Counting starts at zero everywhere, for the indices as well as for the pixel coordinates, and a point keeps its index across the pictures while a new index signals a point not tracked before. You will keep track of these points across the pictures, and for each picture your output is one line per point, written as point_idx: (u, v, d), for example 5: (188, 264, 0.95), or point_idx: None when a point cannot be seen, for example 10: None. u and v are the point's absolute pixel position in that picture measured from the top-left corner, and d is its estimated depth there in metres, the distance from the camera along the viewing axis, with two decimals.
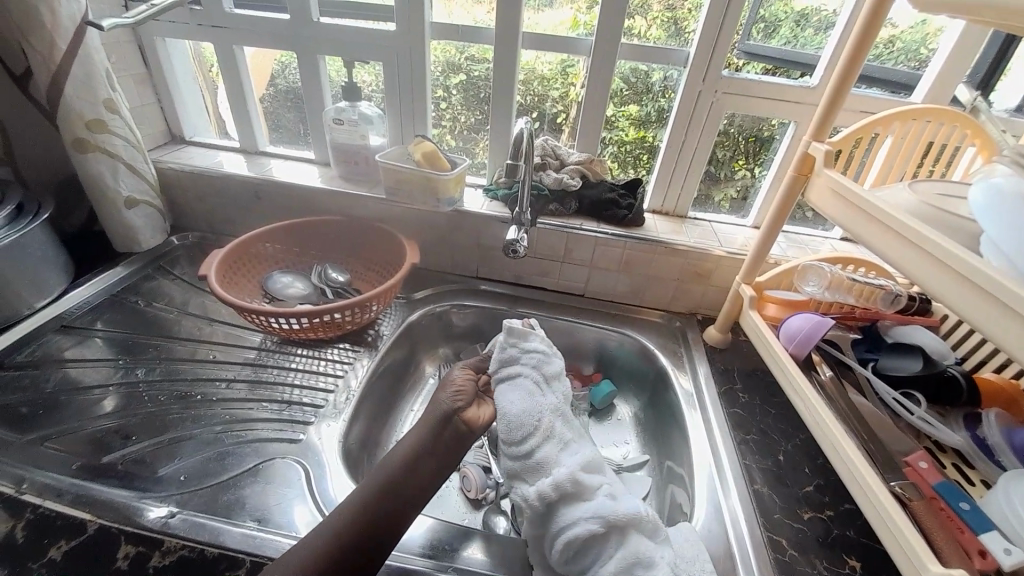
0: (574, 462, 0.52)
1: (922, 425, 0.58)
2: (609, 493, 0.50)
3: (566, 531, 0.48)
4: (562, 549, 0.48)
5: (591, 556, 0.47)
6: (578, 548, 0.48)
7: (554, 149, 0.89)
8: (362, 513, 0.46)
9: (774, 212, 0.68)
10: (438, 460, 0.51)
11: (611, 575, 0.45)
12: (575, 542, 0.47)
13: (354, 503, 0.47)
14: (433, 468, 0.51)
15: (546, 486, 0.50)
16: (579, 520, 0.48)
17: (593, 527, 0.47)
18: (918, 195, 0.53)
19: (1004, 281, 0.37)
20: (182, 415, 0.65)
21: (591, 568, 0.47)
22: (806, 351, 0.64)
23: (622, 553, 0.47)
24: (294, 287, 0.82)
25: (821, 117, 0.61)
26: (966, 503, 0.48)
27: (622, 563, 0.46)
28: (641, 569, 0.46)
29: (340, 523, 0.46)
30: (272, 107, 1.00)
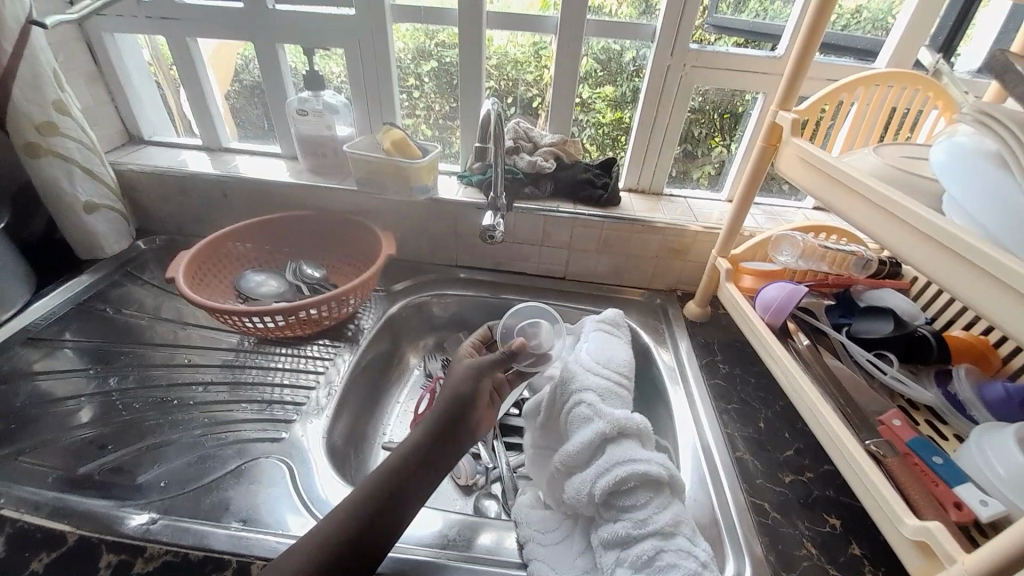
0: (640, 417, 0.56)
1: (894, 384, 0.60)
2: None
3: (625, 465, 0.50)
4: (606, 486, 0.49)
5: (644, 493, 0.48)
6: (630, 490, 0.49)
7: (526, 132, 0.88)
8: (352, 519, 0.45)
9: (746, 184, 0.68)
10: (433, 462, 0.52)
11: (660, 524, 0.46)
12: (631, 479, 0.49)
13: (348, 508, 0.45)
14: (428, 474, 0.51)
15: (609, 422, 0.53)
16: (649, 460, 0.50)
17: (661, 471, 0.49)
18: (884, 158, 0.54)
19: (972, 240, 0.38)
20: (160, 422, 0.63)
21: (631, 508, 0.48)
22: (781, 319, 0.65)
23: (670, 510, 0.47)
24: (268, 285, 0.80)
25: (787, 86, 0.61)
26: (939, 457, 0.50)
27: (673, 516, 0.47)
28: (686, 529, 0.47)
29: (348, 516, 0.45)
30: (237, 104, 0.98)
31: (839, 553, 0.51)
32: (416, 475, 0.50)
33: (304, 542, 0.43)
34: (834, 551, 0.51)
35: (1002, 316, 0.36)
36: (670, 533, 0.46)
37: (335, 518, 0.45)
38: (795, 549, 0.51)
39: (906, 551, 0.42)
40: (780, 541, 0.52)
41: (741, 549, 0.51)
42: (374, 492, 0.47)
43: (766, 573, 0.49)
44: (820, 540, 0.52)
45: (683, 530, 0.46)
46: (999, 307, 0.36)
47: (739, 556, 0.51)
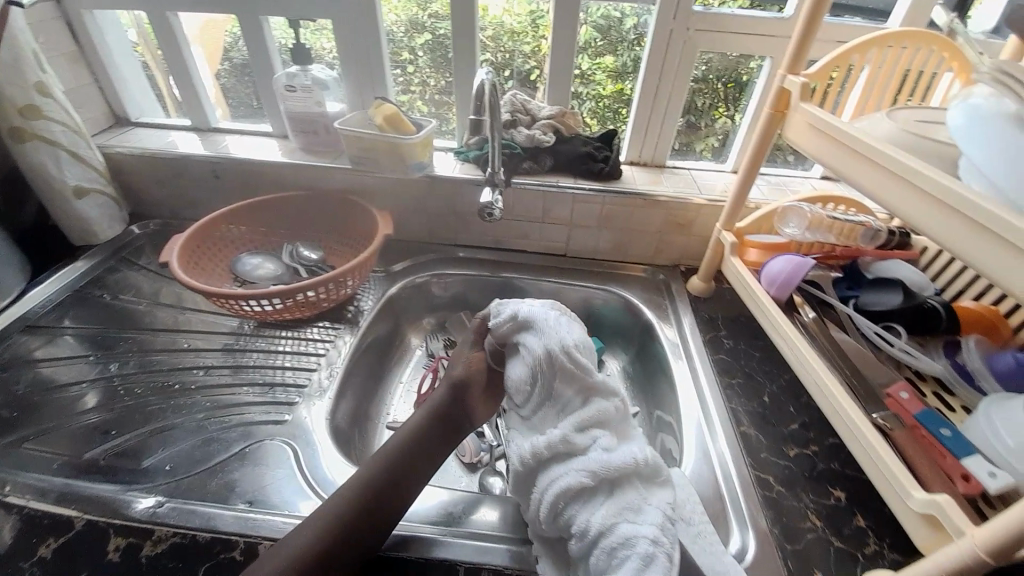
0: (570, 420, 0.51)
1: (902, 356, 0.59)
2: (604, 445, 0.48)
3: (552, 488, 0.47)
4: (548, 509, 0.47)
5: (579, 513, 0.45)
6: (564, 508, 0.46)
7: (524, 105, 0.85)
8: (358, 497, 0.47)
9: (753, 151, 0.66)
10: (441, 438, 0.56)
11: (601, 521, 0.44)
12: (559, 501, 0.46)
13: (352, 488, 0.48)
14: (438, 449, 0.55)
15: (525, 453, 0.50)
16: (569, 473, 0.47)
17: (581, 480, 0.46)
18: (897, 122, 0.52)
19: (997, 211, 0.36)
20: (164, 406, 0.63)
21: (573, 525, 0.46)
22: (787, 292, 0.64)
23: (611, 501, 0.45)
24: (265, 267, 0.79)
25: (796, 48, 0.58)
26: (947, 429, 0.48)
27: (614, 509, 0.44)
28: (630, 514, 0.44)
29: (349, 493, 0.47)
30: (227, 83, 0.95)
31: (844, 524, 0.51)
32: (425, 449, 0.54)
33: (318, 517, 0.46)
34: (839, 523, 0.51)
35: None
36: (610, 530, 0.43)
37: (353, 493, 0.47)
38: (799, 521, 0.51)
39: (913, 525, 0.41)
40: (784, 514, 0.52)
41: (746, 522, 0.51)
42: (387, 465, 0.51)
43: (771, 545, 0.49)
44: (825, 512, 0.52)
45: (627, 516, 0.44)
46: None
47: (743, 529, 0.51)
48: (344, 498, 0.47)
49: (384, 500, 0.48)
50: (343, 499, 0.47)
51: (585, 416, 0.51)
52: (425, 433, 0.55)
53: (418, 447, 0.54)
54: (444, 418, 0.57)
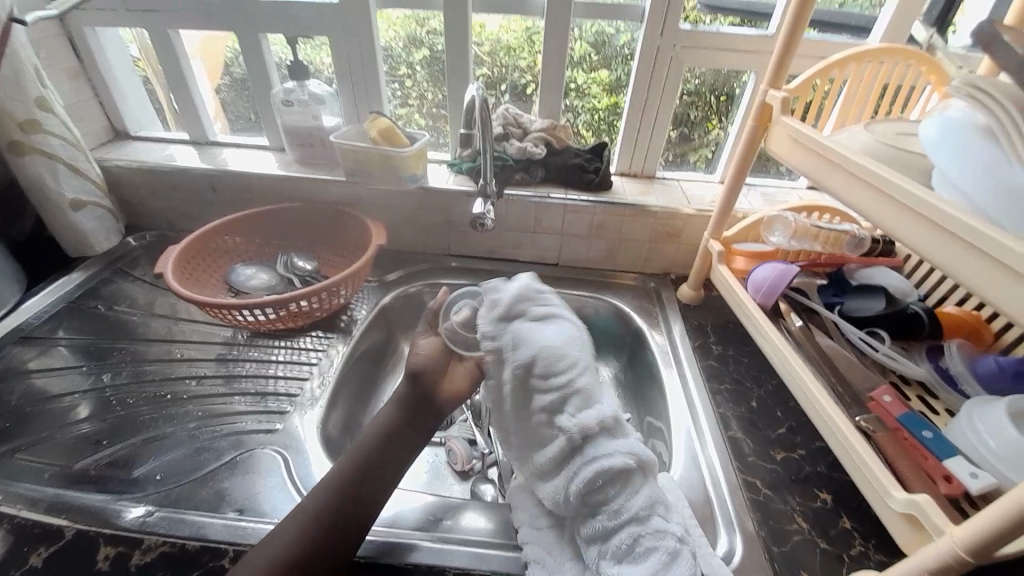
0: (613, 400, 0.52)
1: (886, 361, 0.60)
2: (641, 432, 0.51)
3: (594, 465, 0.47)
4: (583, 483, 0.47)
5: (619, 489, 0.47)
6: (601, 487, 0.47)
7: (516, 118, 0.87)
8: (333, 497, 0.47)
9: (738, 162, 0.68)
10: (410, 432, 0.54)
11: (638, 507, 0.46)
12: (599, 478, 0.47)
13: (329, 487, 0.48)
14: (408, 444, 0.54)
15: (574, 428, 0.49)
16: (616, 453, 0.48)
17: (631, 460, 0.47)
18: (874, 134, 0.53)
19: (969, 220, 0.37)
20: (155, 415, 0.63)
21: (608, 501, 0.47)
22: (772, 299, 0.65)
23: (649, 489, 0.48)
24: (258, 277, 0.80)
25: (777, 63, 0.60)
26: (929, 431, 0.50)
27: (648, 498, 0.47)
28: (662, 508, 0.47)
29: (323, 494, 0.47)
30: (228, 97, 0.97)
31: (831, 527, 0.52)
32: (395, 443, 0.53)
33: (297, 513, 0.46)
34: (826, 525, 0.52)
35: (1002, 299, 0.35)
36: (646, 517, 0.46)
37: (328, 494, 0.47)
38: (786, 524, 0.52)
39: (896, 526, 0.42)
40: (772, 517, 0.52)
41: (733, 525, 0.52)
42: (360, 461, 0.50)
43: (758, 549, 0.50)
44: (811, 515, 0.53)
45: (659, 510, 0.47)
46: (996, 289, 0.35)
47: (731, 533, 0.51)
48: (318, 500, 0.47)
49: (361, 493, 0.48)
50: (319, 493, 0.47)
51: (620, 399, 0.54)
52: (392, 427, 0.54)
53: (388, 440, 0.53)
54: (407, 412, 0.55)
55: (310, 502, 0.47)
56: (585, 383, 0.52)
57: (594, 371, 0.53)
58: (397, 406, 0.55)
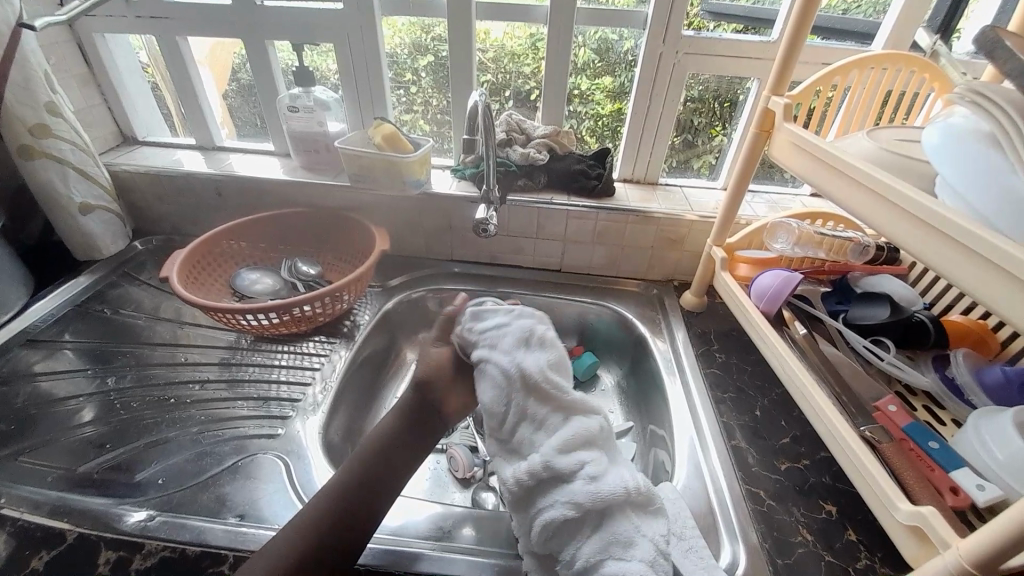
0: (549, 444, 0.47)
1: (891, 370, 0.59)
2: (589, 474, 0.45)
3: (541, 516, 0.46)
4: (541, 530, 0.46)
5: (569, 541, 0.45)
6: (557, 535, 0.46)
7: (519, 124, 0.88)
8: (334, 505, 0.47)
9: (740, 170, 0.68)
10: (410, 441, 0.54)
11: (586, 556, 0.44)
12: (549, 528, 0.45)
13: (330, 494, 0.48)
14: (409, 453, 0.54)
15: (521, 473, 0.47)
16: (555, 504, 0.45)
17: (569, 512, 0.45)
18: (876, 142, 0.53)
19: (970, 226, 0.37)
20: (159, 419, 0.64)
21: (562, 551, 0.46)
22: (775, 307, 0.65)
23: (599, 534, 0.44)
24: (262, 282, 0.81)
25: (779, 71, 0.60)
26: (935, 442, 0.49)
27: (602, 542, 0.44)
28: (618, 549, 0.43)
29: (324, 502, 0.47)
30: (235, 103, 0.98)
31: (836, 540, 0.51)
32: (396, 452, 0.53)
33: (295, 524, 0.46)
34: (830, 538, 0.51)
35: (1004, 305, 0.35)
36: (597, 563, 0.43)
37: (328, 501, 0.47)
38: (790, 536, 0.51)
39: (900, 538, 0.42)
40: (775, 528, 0.52)
41: (736, 536, 0.51)
42: (362, 469, 0.50)
43: (762, 561, 0.49)
44: (816, 527, 0.52)
45: (615, 551, 0.43)
46: (998, 295, 0.35)
47: (733, 544, 0.51)
48: (319, 507, 0.47)
49: (361, 503, 0.48)
50: (318, 504, 0.47)
51: (564, 438, 0.47)
52: (392, 436, 0.54)
53: (388, 448, 0.52)
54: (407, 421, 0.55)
55: (308, 513, 0.46)
56: (523, 432, 0.49)
57: (536, 414, 0.49)
58: (397, 416, 0.55)
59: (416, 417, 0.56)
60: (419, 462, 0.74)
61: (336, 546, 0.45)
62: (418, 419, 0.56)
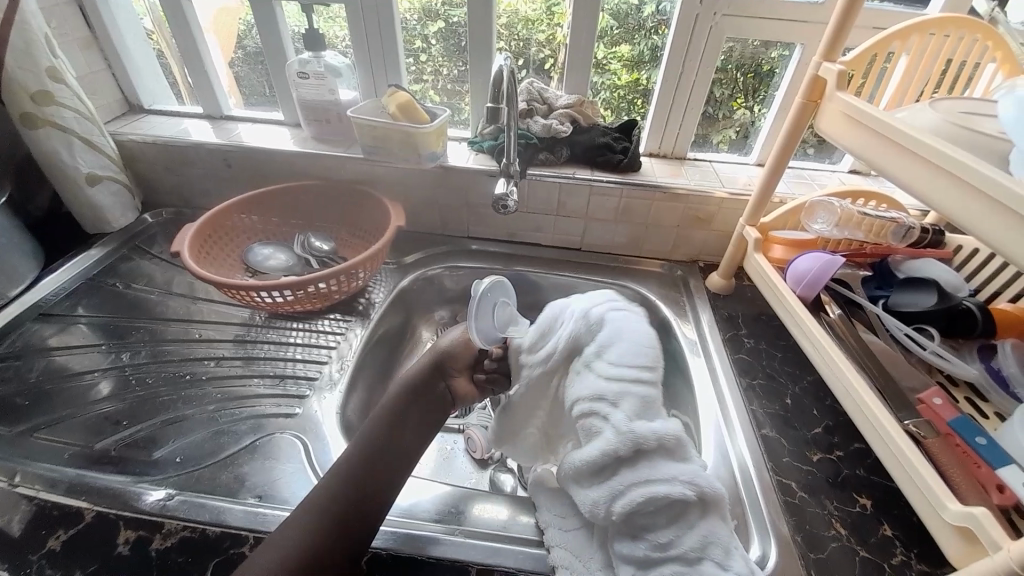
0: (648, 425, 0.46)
1: (935, 360, 0.56)
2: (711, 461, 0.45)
3: (634, 494, 0.44)
4: (624, 510, 0.44)
5: (659, 529, 0.43)
6: (639, 519, 0.44)
7: (540, 93, 0.83)
8: (342, 487, 0.46)
9: (781, 145, 0.63)
10: (414, 427, 0.54)
11: (685, 548, 0.42)
12: (645, 504, 0.43)
13: (336, 476, 0.47)
14: (413, 437, 0.53)
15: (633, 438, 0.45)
16: (671, 482, 0.43)
17: (686, 494, 0.43)
18: (940, 113, 0.48)
19: None
20: (173, 396, 0.63)
21: (652, 532, 0.43)
22: (814, 293, 0.62)
23: (705, 525, 0.43)
24: (276, 258, 0.78)
25: (833, 34, 0.55)
26: (982, 438, 0.45)
27: (701, 539, 0.42)
28: (717, 553, 0.41)
29: (329, 486, 0.46)
30: (243, 72, 0.94)
31: (870, 534, 0.49)
32: (402, 439, 0.52)
33: (306, 506, 0.45)
34: (864, 532, 0.49)
35: None
36: (694, 559, 0.41)
37: (335, 482, 0.46)
38: (823, 530, 0.49)
39: (945, 537, 0.40)
40: (808, 522, 0.50)
41: (766, 529, 0.50)
42: (364, 451, 0.49)
43: (793, 553, 0.48)
44: (849, 521, 0.50)
45: (715, 553, 0.41)
46: None
47: (763, 536, 0.49)
48: (326, 487, 0.46)
49: (373, 481, 0.47)
50: (326, 488, 0.46)
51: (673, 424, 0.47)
52: (391, 422, 0.53)
53: (393, 432, 0.52)
54: (412, 402, 0.56)
55: (316, 495, 0.45)
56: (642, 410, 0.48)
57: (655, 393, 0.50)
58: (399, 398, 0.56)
59: (416, 400, 0.56)
60: (437, 442, 0.73)
61: (352, 531, 0.44)
62: (422, 400, 0.57)
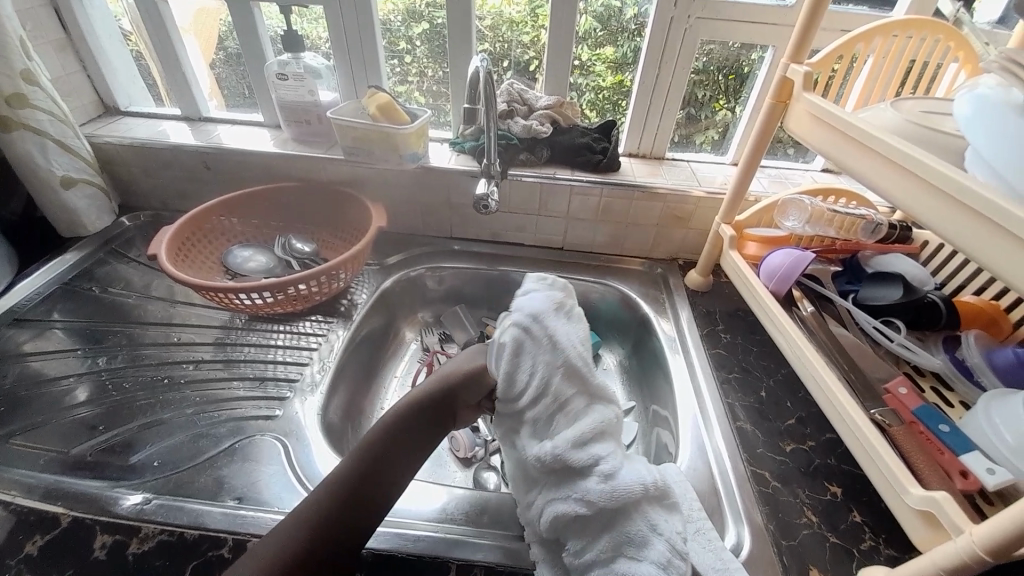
0: (564, 437, 0.46)
1: (901, 352, 0.58)
2: (604, 470, 0.44)
3: (552, 507, 0.46)
4: (549, 523, 0.46)
5: (574, 537, 0.45)
6: (560, 526, 0.46)
7: (520, 94, 0.84)
8: (333, 499, 0.45)
9: (753, 146, 0.65)
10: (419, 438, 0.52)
11: (596, 554, 0.44)
12: (562, 517, 0.45)
13: (330, 487, 0.45)
14: (417, 447, 0.51)
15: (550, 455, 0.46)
16: (567, 499, 0.45)
17: (579, 509, 0.44)
18: (901, 112, 0.50)
19: (1000, 202, 0.35)
20: (152, 401, 0.62)
21: (571, 541, 0.45)
22: (786, 287, 0.63)
23: (611, 534, 0.44)
24: (255, 260, 0.78)
25: (800, 37, 0.57)
26: (945, 425, 0.48)
27: (613, 542, 0.43)
28: (631, 548, 0.43)
29: (321, 497, 0.45)
30: (223, 73, 0.94)
31: (840, 520, 0.51)
32: (404, 443, 0.50)
33: (295, 513, 0.44)
34: (835, 518, 0.51)
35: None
36: (608, 560, 0.43)
37: (327, 492, 0.45)
38: (795, 517, 0.51)
39: (909, 520, 0.41)
40: (781, 510, 0.52)
41: (741, 518, 0.51)
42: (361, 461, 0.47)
43: (766, 541, 0.49)
44: (820, 508, 0.52)
45: (626, 551, 0.43)
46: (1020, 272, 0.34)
47: (738, 525, 0.50)
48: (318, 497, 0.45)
49: (367, 494, 0.46)
50: (313, 499, 0.45)
51: (580, 433, 0.46)
52: (396, 425, 0.51)
53: (399, 441, 0.50)
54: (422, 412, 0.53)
55: (307, 507, 0.44)
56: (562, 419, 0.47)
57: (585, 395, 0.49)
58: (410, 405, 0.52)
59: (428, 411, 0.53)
60: None
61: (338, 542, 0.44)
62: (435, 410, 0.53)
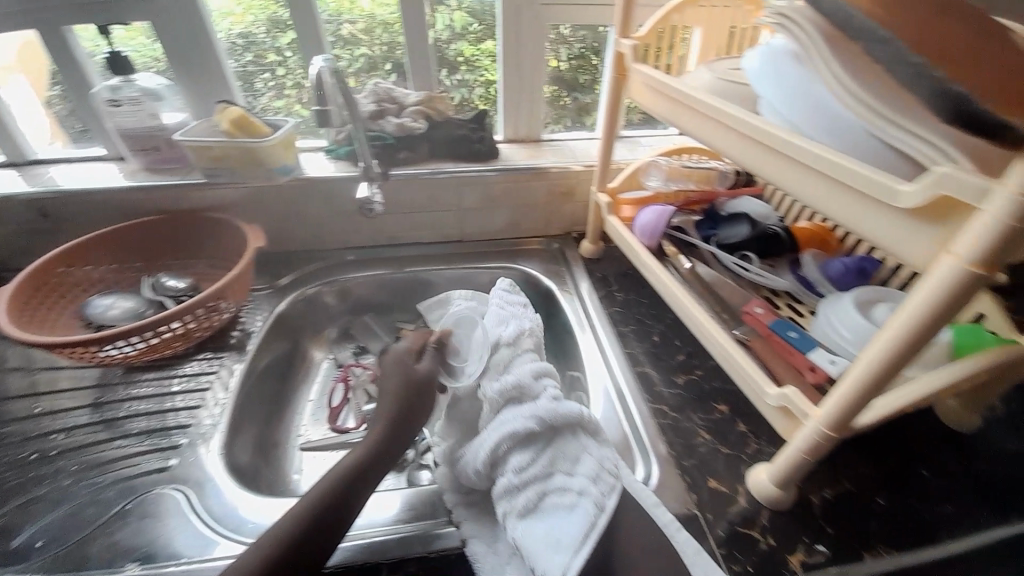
0: (523, 369, 0.56)
1: (758, 279, 0.66)
2: (555, 393, 0.54)
3: (501, 429, 0.52)
4: (488, 457, 0.50)
5: (521, 450, 0.50)
6: (507, 451, 0.51)
7: (388, 93, 0.83)
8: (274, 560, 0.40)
9: (608, 118, 0.71)
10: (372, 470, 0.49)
11: (539, 468, 0.49)
12: (508, 441, 0.51)
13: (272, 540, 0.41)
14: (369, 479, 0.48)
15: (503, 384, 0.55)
16: (518, 418, 0.52)
17: (531, 424, 0.51)
18: (715, 73, 0.57)
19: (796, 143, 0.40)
20: (20, 481, 0.55)
21: (513, 460, 0.50)
22: (657, 241, 0.71)
23: (551, 449, 0.50)
24: (118, 306, 0.71)
25: (624, 12, 0.62)
26: (794, 332, 0.56)
27: (550, 458, 0.50)
28: (566, 463, 0.49)
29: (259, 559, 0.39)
30: (63, 110, 0.83)
31: (728, 433, 0.57)
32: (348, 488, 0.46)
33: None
34: (724, 433, 0.57)
35: (832, 209, 0.39)
36: (546, 475, 0.49)
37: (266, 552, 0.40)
38: (692, 439, 0.57)
39: (773, 419, 0.48)
40: (680, 436, 0.57)
41: (647, 451, 0.56)
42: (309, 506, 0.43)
43: (670, 465, 0.54)
44: (712, 427, 0.58)
45: (562, 465, 0.49)
46: (831, 204, 0.39)
47: (645, 458, 0.55)
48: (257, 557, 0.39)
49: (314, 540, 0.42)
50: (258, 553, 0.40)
51: (535, 365, 0.57)
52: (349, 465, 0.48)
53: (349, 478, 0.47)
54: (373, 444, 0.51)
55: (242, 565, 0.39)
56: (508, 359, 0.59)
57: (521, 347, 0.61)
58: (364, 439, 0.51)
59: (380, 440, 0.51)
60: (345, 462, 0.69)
61: None
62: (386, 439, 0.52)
